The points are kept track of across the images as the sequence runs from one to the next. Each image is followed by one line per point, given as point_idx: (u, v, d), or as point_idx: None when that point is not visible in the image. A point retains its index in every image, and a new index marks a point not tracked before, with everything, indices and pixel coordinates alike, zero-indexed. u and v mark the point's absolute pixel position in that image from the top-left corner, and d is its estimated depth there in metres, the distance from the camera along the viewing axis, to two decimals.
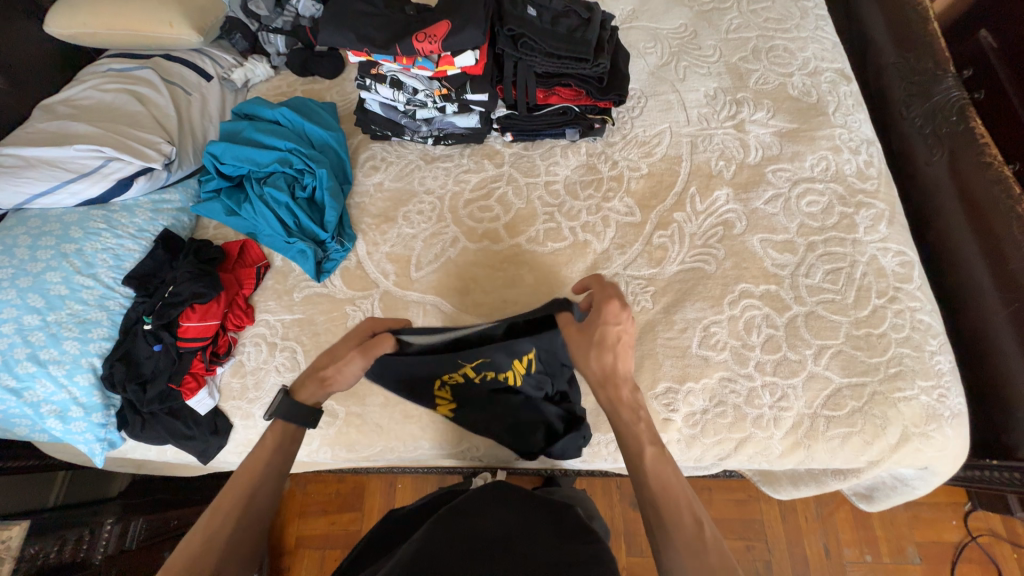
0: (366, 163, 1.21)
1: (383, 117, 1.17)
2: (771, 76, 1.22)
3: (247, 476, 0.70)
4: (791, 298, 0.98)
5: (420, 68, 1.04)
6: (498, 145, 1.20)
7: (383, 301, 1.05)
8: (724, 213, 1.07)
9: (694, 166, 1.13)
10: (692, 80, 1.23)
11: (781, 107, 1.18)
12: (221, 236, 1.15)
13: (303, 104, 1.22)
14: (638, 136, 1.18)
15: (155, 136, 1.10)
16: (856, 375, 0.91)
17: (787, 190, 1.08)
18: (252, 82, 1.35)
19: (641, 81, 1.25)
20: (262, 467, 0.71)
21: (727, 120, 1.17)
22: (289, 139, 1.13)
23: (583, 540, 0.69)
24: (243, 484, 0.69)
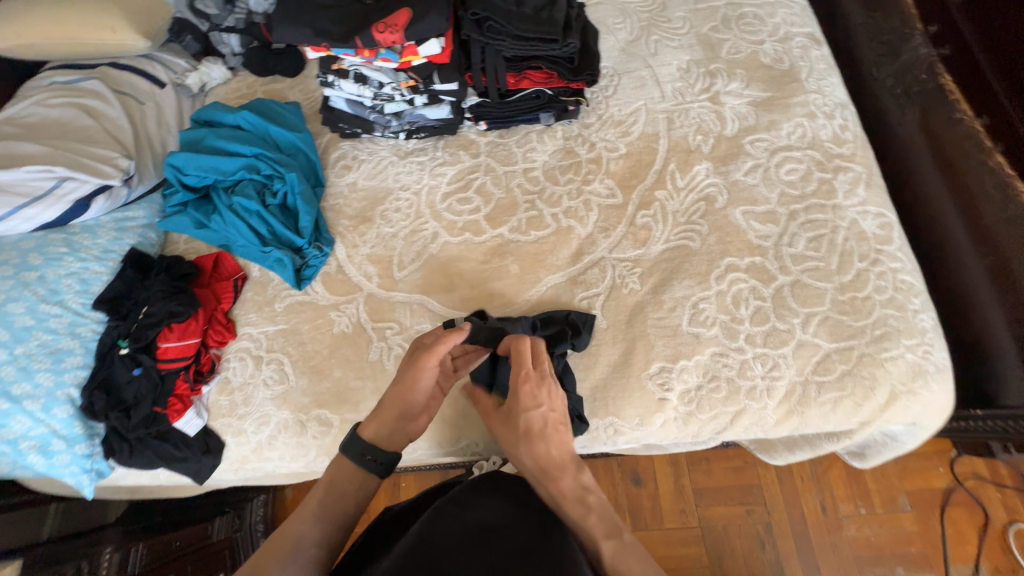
0: (339, 163, 1.17)
1: (351, 114, 1.13)
2: (743, 45, 1.20)
3: (302, 514, 0.77)
4: (776, 268, 0.98)
5: (383, 60, 1.00)
6: (473, 135, 1.17)
7: (368, 304, 1.03)
8: (705, 187, 1.07)
9: (672, 142, 1.12)
10: (664, 54, 1.21)
11: (755, 76, 1.17)
12: (193, 251, 1.11)
13: (266, 106, 1.17)
14: (613, 115, 1.16)
15: (110, 151, 1.05)
16: (843, 340, 0.92)
17: (765, 160, 1.08)
18: (209, 85, 1.28)
19: (612, 58, 1.22)
20: (313, 506, 0.77)
21: (702, 92, 1.16)
22: (255, 144, 1.09)
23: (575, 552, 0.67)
24: (293, 527, 0.75)
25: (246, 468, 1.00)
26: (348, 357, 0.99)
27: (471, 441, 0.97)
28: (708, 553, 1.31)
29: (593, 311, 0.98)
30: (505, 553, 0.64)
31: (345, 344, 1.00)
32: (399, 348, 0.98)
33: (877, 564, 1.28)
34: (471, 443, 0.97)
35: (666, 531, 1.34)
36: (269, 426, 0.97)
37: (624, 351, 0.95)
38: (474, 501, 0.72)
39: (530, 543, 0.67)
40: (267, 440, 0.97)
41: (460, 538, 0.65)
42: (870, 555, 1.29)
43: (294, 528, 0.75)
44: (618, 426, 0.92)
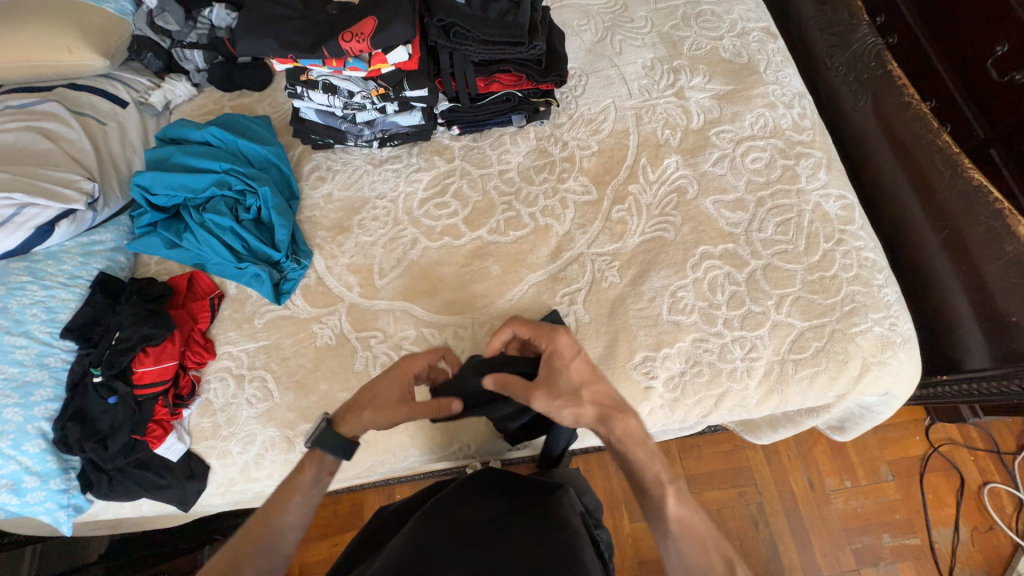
0: (312, 175, 1.16)
1: (322, 125, 1.12)
2: (703, 41, 1.25)
3: (282, 500, 0.70)
4: (748, 253, 1.02)
5: (352, 69, 1.00)
6: (446, 140, 1.18)
7: (350, 315, 1.02)
8: (676, 179, 1.10)
9: (642, 137, 1.15)
10: (629, 53, 1.25)
11: (716, 70, 1.21)
12: (165, 272, 1.08)
13: (234, 122, 1.15)
14: (584, 114, 1.18)
15: (72, 174, 1.01)
16: (815, 318, 0.96)
17: (731, 150, 1.11)
18: (174, 103, 1.26)
19: (579, 59, 1.25)
20: (295, 497, 0.70)
21: (667, 88, 1.20)
22: (223, 159, 1.07)
23: (570, 535, 0.68)
24: (271, 517, 0.69)
25: (234, 491, 0.97)
26: (333, 368, 0.98)
27: (462, 443, 0.97)
28: None
29: (575, 305, 1.00)
30: (501, 544, 0.64)
31: (329, 356, 0.99)
32: (385, 356, 0.98)
33: (864, 533, 1.33)
34: (462, 446, 0.98)
35: None
36: (255, 445, 0.95)
37: (608, 343, 0.96)
38: (469, 497, 0.73)
39: (524, 537, 0.66)
40: (254, 460, 0.95)
41: (452, 533, 0.66)
42: (857, 525, 1.33)
43: (272, 518, 0.69)
44: None
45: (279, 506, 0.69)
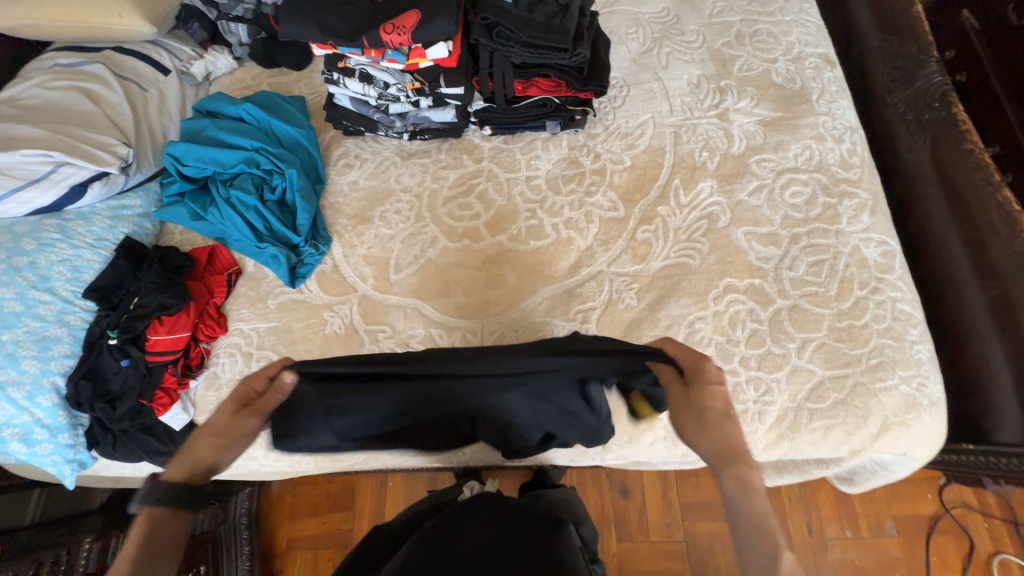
0: (340, 161, 1.16)
1: (355, 112, 1.09)
2: (755, 63, 1.19)
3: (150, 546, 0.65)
4: (775, 292, 0.97)
5: (390, 61, 0.96)
6: (476, 139, 1.15)
7: (362, 307, 1.02)
8: (708, 205, 1.06)
9: (678, 157, 1.11)
10: (675, 67, 1.20)
11: (765, 95, 1.15)
12: (188, 242, 1.10)
13: (268, 100, 1.16)
14: (620, 127, 1.14)
15: (110, 137, 1.03)
16: (838, 367, 0.91)
17: (771, 181, 1.06)
18: (215, 74, 1.27)
19: (622, 68, 1.21)
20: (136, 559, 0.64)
21: (710, 108, 1.15)
22: (254, 136, 1.08)
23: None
24: None
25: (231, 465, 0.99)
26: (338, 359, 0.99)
27: (458, 449, 0.97)
28: (692, 567, 1.30)
29: (589, 325, 0.97)
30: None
31: (336, 345, 1.00)
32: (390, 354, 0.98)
33: None
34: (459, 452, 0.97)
35: (650, 544, 1.33)
36: None
37: None
38: (466, 525, 0.72)
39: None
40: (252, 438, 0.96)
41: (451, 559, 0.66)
42: None
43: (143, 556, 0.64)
44: (607, 445, 0.94)
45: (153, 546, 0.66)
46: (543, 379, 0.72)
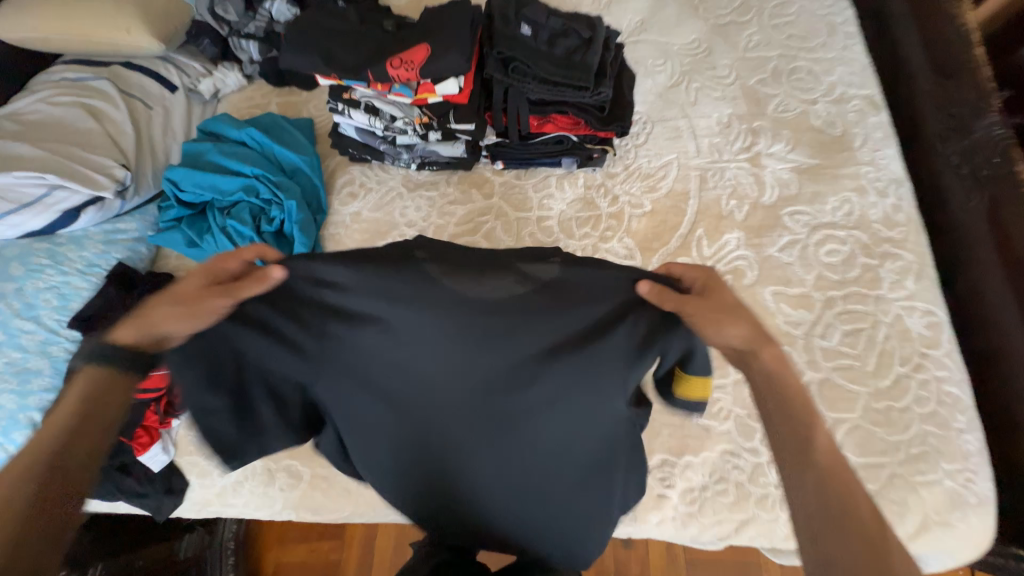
0: (344, 189, 1.11)
1: (361, 142, 1.04)
2: (792, 103, 1.10)
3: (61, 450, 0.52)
4: (804, 363, 0.88)
5: (397, 94, 0.90)
6: (488, 173, 1.08)
7: None
8: (733, 259, 0.97)
9: (702, 204, 1.02)
10: (704, 104, 1.12)
11: (802, 139, 1.06)
12: (183, 269, 1.06)
13: (274, 124, 1.12)
14: (642, 167, 1.07)
15: (108, 159, 0.99)
16: (873, 455, 0.82)
17: (804, 236, 0.97)
18: (224, 92, 1.24)
19: (647, 103, 1.13)
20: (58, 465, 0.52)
21: (741, 152, 1.07)
22: (255, 162, 1.04)
23: None
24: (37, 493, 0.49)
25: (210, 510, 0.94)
26: None
27: None
28: None
29: None
30: None
31: None
32: None
33: None
34: None
35: None
36: (237, 471, 0.91)
37: None
38: None
39: None
40: (233, 485, 0.91)
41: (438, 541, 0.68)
42: None
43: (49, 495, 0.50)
44: None
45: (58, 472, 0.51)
46: None
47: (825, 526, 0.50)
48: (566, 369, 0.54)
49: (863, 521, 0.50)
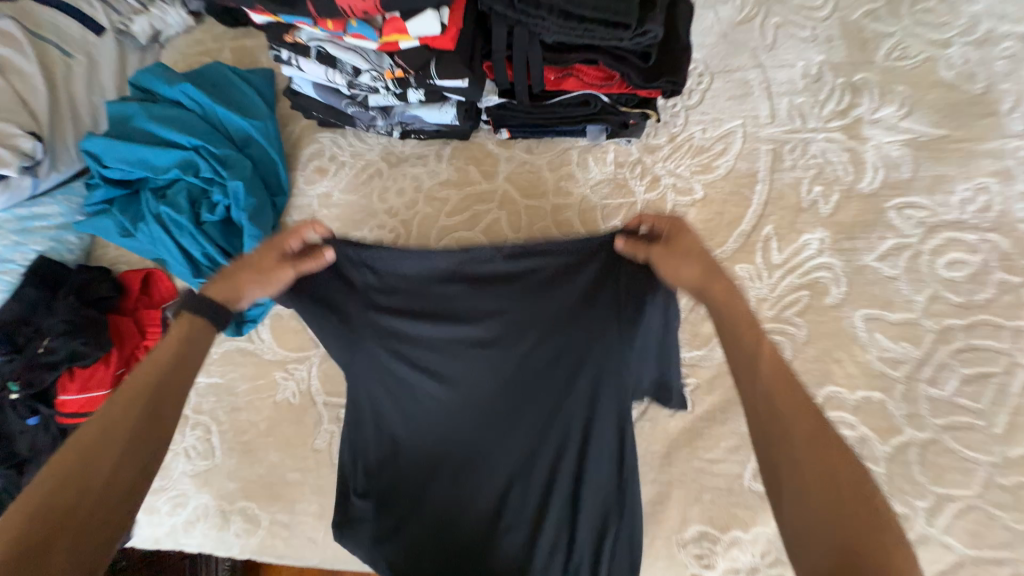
0: (310, 163, 0.88)
1: (323, 103, 0.79)
2: (914, 46, 0.79)
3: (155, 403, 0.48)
4: (902, 417, 0.66)
5: (356, 37, 0.63)
6: (490, 144, 0.85)
7: (323, 369, 0.79)
8: (811, 270, 0.73)
9: (774, 191, 0.77)
10: (786, 48, 0.82)
11: (923, 99, 0.77)
12: (123, 261, 0.88)
13: (218, 76, 0.87)
14: (694, 139, 0.80)
15: (10, 125, 0.77)
16: (992, 551, 0.61)
17: (916, 240, 0.71)
18: (166, 35, 0.99)
19: (706, 47, 0.84)
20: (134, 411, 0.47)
21: (833, 117, 0.78)
22: (194, 129, 0.81)
23: None
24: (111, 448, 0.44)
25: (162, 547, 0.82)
26: (287, 438, 0.78)
27: None
28: None
29: None
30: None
31: (288, 419, 0.78)
32: None
33: None
34: None
35: None
36: (185, 510, 0.77)
37: (649, 503, 0.68)
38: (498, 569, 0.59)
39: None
40: (181, 526, 0.77)
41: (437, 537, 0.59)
42: None
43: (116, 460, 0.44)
44: None
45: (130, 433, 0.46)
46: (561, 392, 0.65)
47: (795, 497, 0.41)
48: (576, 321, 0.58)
49: (841, 489, 0.40)
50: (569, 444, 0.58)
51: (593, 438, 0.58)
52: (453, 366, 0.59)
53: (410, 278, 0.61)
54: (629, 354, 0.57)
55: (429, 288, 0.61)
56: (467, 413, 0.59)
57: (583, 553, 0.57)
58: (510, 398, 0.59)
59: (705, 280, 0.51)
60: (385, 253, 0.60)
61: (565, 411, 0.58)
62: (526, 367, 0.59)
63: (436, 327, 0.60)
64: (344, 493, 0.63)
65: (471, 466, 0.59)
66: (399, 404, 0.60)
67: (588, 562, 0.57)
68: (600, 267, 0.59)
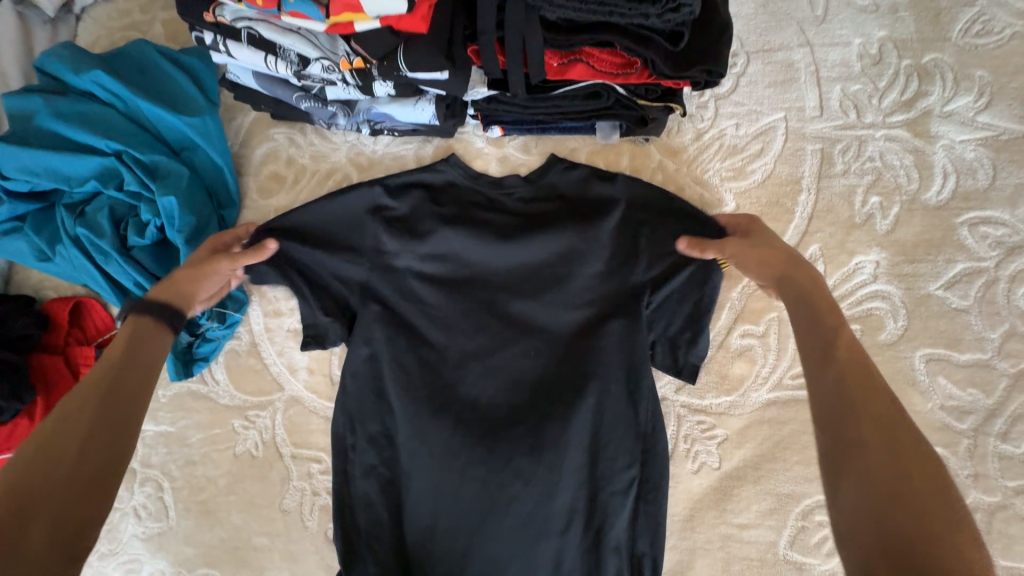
0: (265, 167, 0.74)
1: (269, 96, 0.63)
2: (998, 20, 0.64)
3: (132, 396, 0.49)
4: (966, 479, 0.56)
5: (296, 17, 0.48)
6: (480, 144, 0.71)
7: (290, 417, 0.68)
8: (865, 300, 0.61)
9: (821, 202, 0.64)
10: (840, 21, 0.67)
11: (1007, 87, 0.63)
12: (49, 286, 0.75)
13: (142, 58, 0.70)
14: (726, 137, 0.67)
15: None
16: None
17: (992, 264, 0.60)
18: (83, 3, 0.79)
19: (743, 18, 0.68)
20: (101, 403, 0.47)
21: (895, 109, 0.64)
22: (115, 130, 0.66)
23: None
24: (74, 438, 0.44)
25: None
26: (251, 497, 0.67)
27: None
28: None
29: (643, 504, 0.58)
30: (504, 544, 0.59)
31: (252, 474, 0.68)
32: (328, 496, 0.67)
33: None
34: None
35: None
36: None
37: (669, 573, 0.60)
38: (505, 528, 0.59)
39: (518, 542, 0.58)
40: None
41: (445, 496, 0.60)
42: None
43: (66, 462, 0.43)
44: None
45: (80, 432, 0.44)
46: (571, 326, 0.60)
47: (875, 502, 0.37)
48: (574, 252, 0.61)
49: (922, 493, 0.36)
50: (569, 394, 0.59)
51: (607, 388, 0.59)
52: (468, 326, 0.61)
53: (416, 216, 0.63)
54: (627, 274, 0.60)
55: (444, 250, 0.62)
56: (485, 373, 0.60)
57: (601, 496, 0.58)
58: (522, 351, 0.60)
59: (784, 265, 0.51)
60: (403, 207, 0.63)
61: (579, 363, 0.60)
62: (537, 319, 0.61)
63: (449, 288, 0.62)
64: (344, 474, 0.61)
65: (488, 430, 0.60)
66: (414, 369, 0.61)
67: (602, 503, 0.58)
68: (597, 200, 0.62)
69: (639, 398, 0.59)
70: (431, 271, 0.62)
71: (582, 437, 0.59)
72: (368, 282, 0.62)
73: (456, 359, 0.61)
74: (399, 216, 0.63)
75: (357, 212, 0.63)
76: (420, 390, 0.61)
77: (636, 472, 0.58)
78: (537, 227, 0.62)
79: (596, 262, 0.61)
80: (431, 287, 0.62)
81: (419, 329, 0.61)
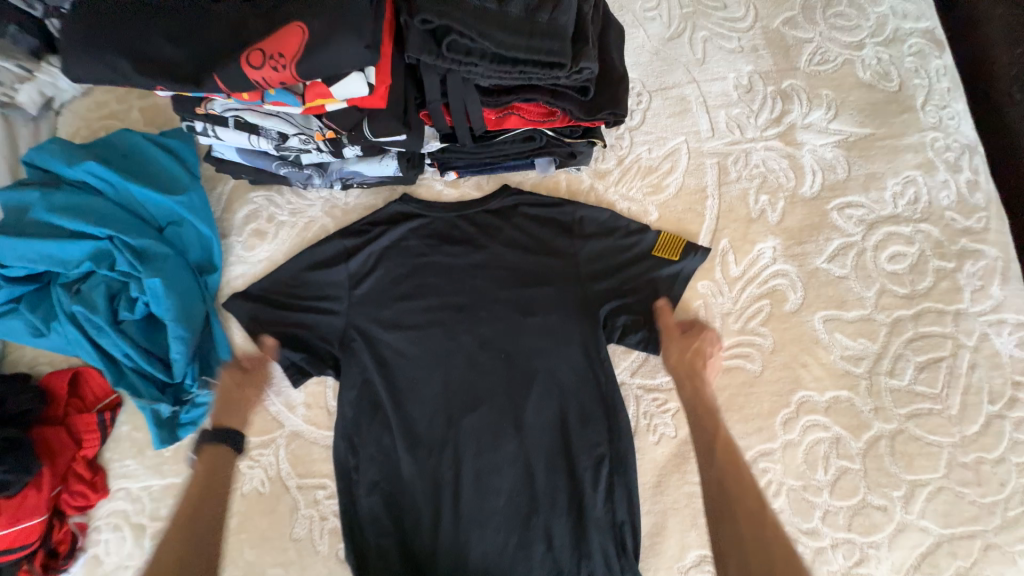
0: (247, 227, 0.82)
1: (250, 166, 0.72)
2: (832, 51, 0.83)
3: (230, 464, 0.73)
4: (869, 413, 0.69)
5: (277, 105, 0.59)
6: (439, 186, 0.82)
7: (292, 450, 0.74)
8: (769, 278, 0.75)
9: (723, 205, 0.78)
10: (716, 61, 0.84)
11: (846, 100, 0.80)
12: (46, 361, 0.79)
13: (131, 147, 0.79)
14: (641, 159, 0.81)
15: None
16: (960, 526, 0.65)
17: (860, 238, 0.75)
18: (60, 99, 0.87)
19: (640, 65, 0.84)
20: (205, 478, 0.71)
21: (768, 125, 0.81)
22: (108, 214, 0.73)
23: None
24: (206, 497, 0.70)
25: None
26: (261, 532, 0.72)
27: None
28: None
29: (616, 476, 0.67)
30: (495, 526, 0.66)
31: (261, 510, 0.72)
32: (335, 519, 0.72)
33: None
34: None
35: None
36: None
37: (647, 535, 0.69)
38: (496, 513, 0.66)
39: (509, 520, 0.66)
40: None
41: (438, 491, 0.67)
42: None
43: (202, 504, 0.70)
44: None
45: (186, 516, 0.68)
46: (534, 326, 0.70)
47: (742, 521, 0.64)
48: (528, 265, 0.73)
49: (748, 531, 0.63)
50: (538, 383, 0.69)
51: (572, 377, 0.69)
52: (446, 338, 0.71)
53: (388, 250, 0.74)
54: (574, 277, 0.72)
55: (419, 276, 0.73)
56: (466, 375, 0.70)
57: (577, 468, 0.67)
58: (493, 351, 0.70)
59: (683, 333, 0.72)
60: (375, 249, 0.73)
61: (545, 359, 0.70)
62: (502, 323, 0.71)
63: (426, 309, 0.71)
64: (350, 494, 0.68)
65: (474, 428, 0.68)
66: (403, 384, 0.69)
67: (581, 477, 0.67)
68: (541, 218, 0.74)
69: (599, 380, 0.69)
70: (407, 297, 0.72)
71: (555, 419, 0.68)
72: (358, 318, 0.71)
73: (439, 370, 0.70)
74: (378, 260, 0.73)
75: (338, 255, 0.73)
76: (409, 400, 0.69)
77: (605, 449, 0.68)
78: (498, 251, 0.73)
79: (550, 275, 0.72)
80: (407, 308, 0.71)
81: (402, 348, 0.70)
